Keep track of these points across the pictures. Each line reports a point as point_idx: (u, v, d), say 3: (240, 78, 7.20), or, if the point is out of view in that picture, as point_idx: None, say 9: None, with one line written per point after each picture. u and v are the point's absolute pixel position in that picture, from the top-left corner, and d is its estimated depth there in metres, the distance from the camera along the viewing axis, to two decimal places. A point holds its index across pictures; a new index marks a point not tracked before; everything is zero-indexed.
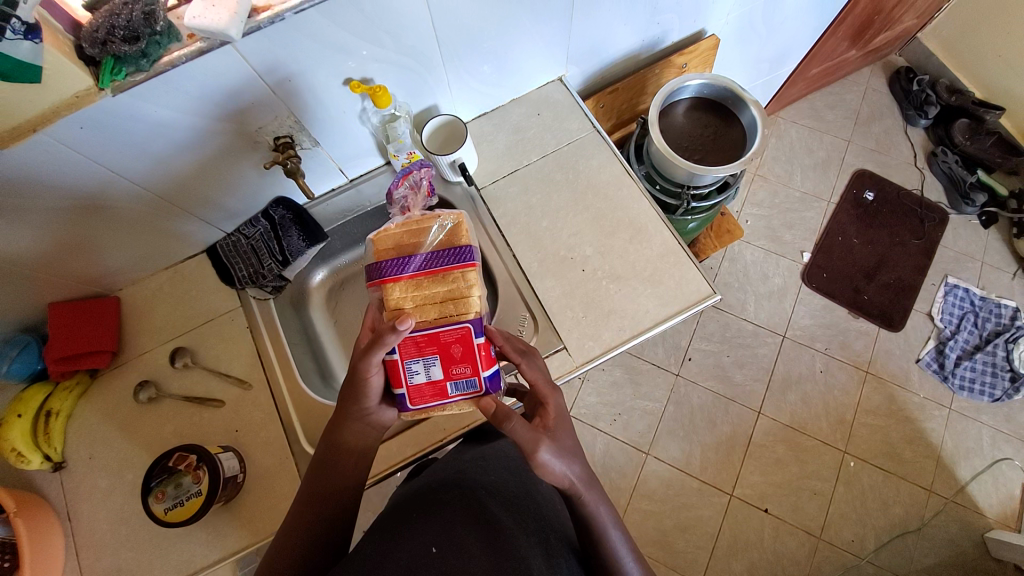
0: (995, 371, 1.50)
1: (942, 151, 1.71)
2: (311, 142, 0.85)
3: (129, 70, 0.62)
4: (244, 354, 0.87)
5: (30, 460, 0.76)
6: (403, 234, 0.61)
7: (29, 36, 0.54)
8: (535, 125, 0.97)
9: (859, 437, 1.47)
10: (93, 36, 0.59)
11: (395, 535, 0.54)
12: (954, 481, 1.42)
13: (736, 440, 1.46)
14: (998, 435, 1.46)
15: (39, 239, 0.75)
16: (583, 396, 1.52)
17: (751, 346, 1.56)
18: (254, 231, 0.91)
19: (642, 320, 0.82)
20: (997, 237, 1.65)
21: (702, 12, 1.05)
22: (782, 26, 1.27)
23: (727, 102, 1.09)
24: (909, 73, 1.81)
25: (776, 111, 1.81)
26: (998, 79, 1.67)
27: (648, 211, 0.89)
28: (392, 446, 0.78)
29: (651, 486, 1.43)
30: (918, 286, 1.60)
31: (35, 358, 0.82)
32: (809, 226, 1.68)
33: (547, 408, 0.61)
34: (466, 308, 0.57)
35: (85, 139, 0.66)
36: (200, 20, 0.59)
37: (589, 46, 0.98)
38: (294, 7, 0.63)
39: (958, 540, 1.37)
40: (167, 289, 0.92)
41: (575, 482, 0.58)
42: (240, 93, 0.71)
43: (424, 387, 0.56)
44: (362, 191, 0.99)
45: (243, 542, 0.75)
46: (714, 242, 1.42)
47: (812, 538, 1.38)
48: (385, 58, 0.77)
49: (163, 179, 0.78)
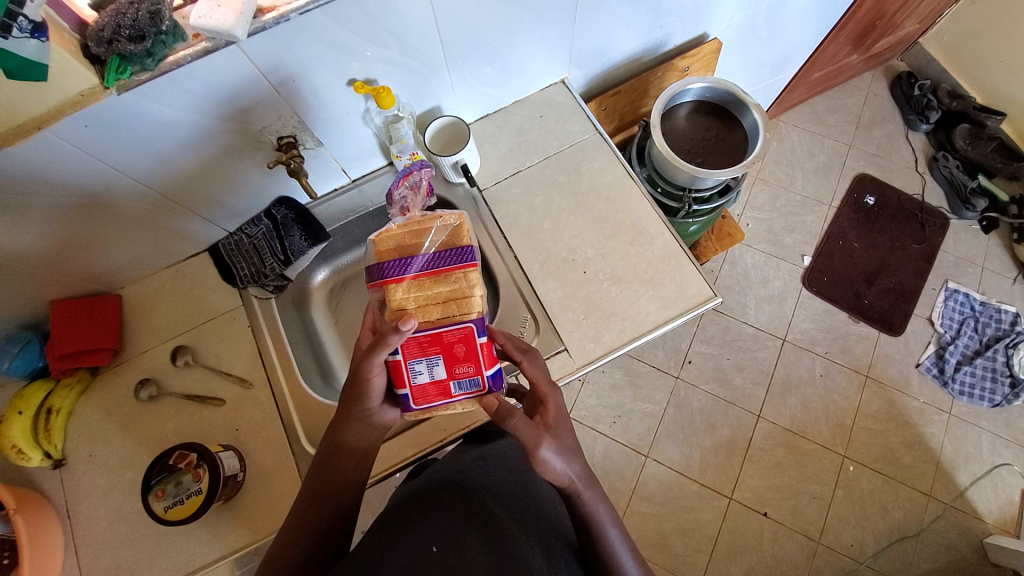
0: (995, 376, 1.50)
1: (943, 156, 1.71)
2: (314, 142, 0.85)
3: (135, 69, 0.62)
4: (245, 353, 0.87)
5: (31, 457, 0.76)
6: (405, 234, 0.61)
7: (35, 35, 0.55)
8: (538, 127, 0.97)
9: (858, 441, 1.47)
10: (99, 35, 0.59)
11: (396, 535, 0.55)
12: (954, 486, 1.42)
13: (735, 443, 1.46)
14: (998, 440, 1.46)
15: (42, 236, 0.75)
16: (583, 398, 1.52)
17: (751, 349, 1.56)
18: (256, 230, 0.91)
19: (643, 322, 0.82)
20: (997, 243, 1.65)
21: (704, 15, 1.06)
22: (783, 30, 1.28)
23: (728, 105, 1.09)
24: (910, 78, 1.81)
25: (778, 115, 1.82)
26: (999, 85, 1.67)
27: (649, 213, 0.89)
28: (392, 446, 0.78)
29: (650, 489, 1.43)
30: (918, 290, 1.60)
31: (36, 355, 0.82)
32: (810, 230, 1.69)
33: (548, 406, 0.61)
34: (468, 308, 0.57)
35: (89, 138, 0.66)
36: (206, 20, 0.60)
37: (591, 49, 0.99)
38: (299, 7, 0.63)
39: (957, 545, 1.37)
40: (169, 288, 0.92)
41: (574, 481, 0.58)
42: (244, 92, 0.71)
43: (427, 387, 0.57)
44: (364, 191, 0.99)
45: (242, 541, 0.75)
46: (715, 245, 1.42)
47: (812, 542, 1.38)
48: (388, 59, 0.78)
49: (166, 178, 0.78)
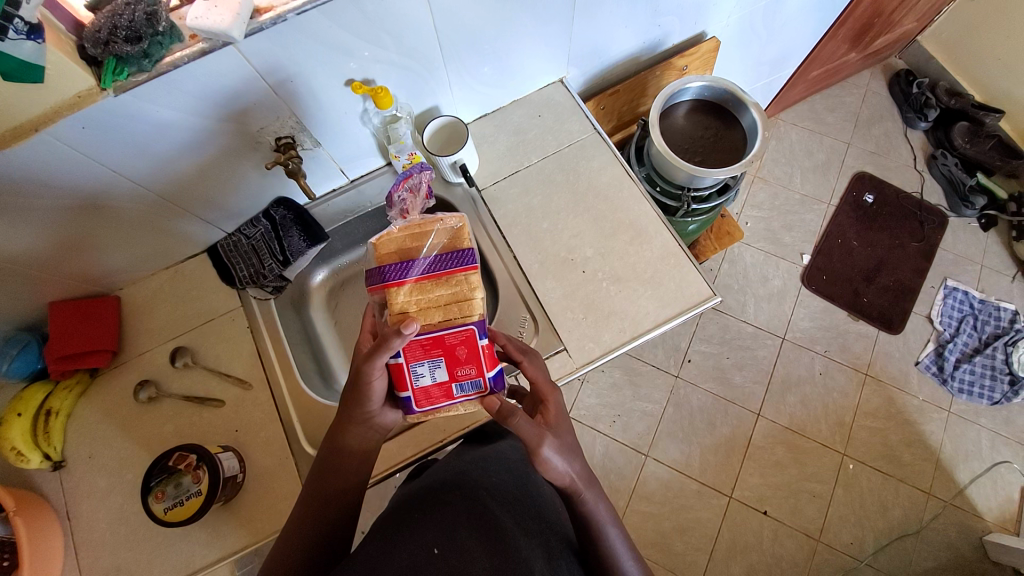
0: (994, 374, 1.50)
1: (942, 154, 1.71)
2: (312, 142, 0.85)
3: (132, 70, 0.62)
4: (244, 354, 0.87)
5: (30, 459, 0.76)
6: (405, 238, 0.60)
7: (32, 36, 0.55)
8: (536, 126, 0.97)
9: (858, 439, 1.47)
10: (95, 36, 0.59)
11: (397, 536, 0.55)
12: (954, 484, 1.42)
13: (735, 442, 1.47)
14: (997, 438, 1.46)
15: (40, 239, 0.75)
16: (583, 397, 1.52)
17: (750, 348, 1.56)
18: (255, 231, 0.92)
19: (642, 322, 0.82)
20: (996, 241, 1.65)
21: (703, 14, 1.06)
22: (782, 29, 1.28)
23: (727, 104, 1.09)
24: (909, 76, 1.81)
25: (777, 114, 1.82)
26: (997, 83, 1.67)
27: (648, 212, 0.89)
28: (392, 447, 0.78)
29: (650, 488, 1.43)
30: (917, 288, 1.60)
31: (36, 356, 0.82)
32: (809, 228, 1.69)
33: (548, 405, 0.61)
34: (470, 310, 0.56)
35: (86, 140, 0.66)
36: (202, 21, 0.59)
37: (589, 49, 0.99)
38: (296, 8, 0.63)
39: (956, 543, 1.38)
40: (168, 290, 0.92)
41: (575, 480, 0.58)
42: (242, 93, 0.71)
43: (430, 389, 0.57)
44: (362, 192, 0.99)
45: (242, 543, 0.75)
46: (715, 244, 1.42)
47: (811, 541, 1.38)
48: (386, 58, 0.77)
49: (164, 179, 0.78)
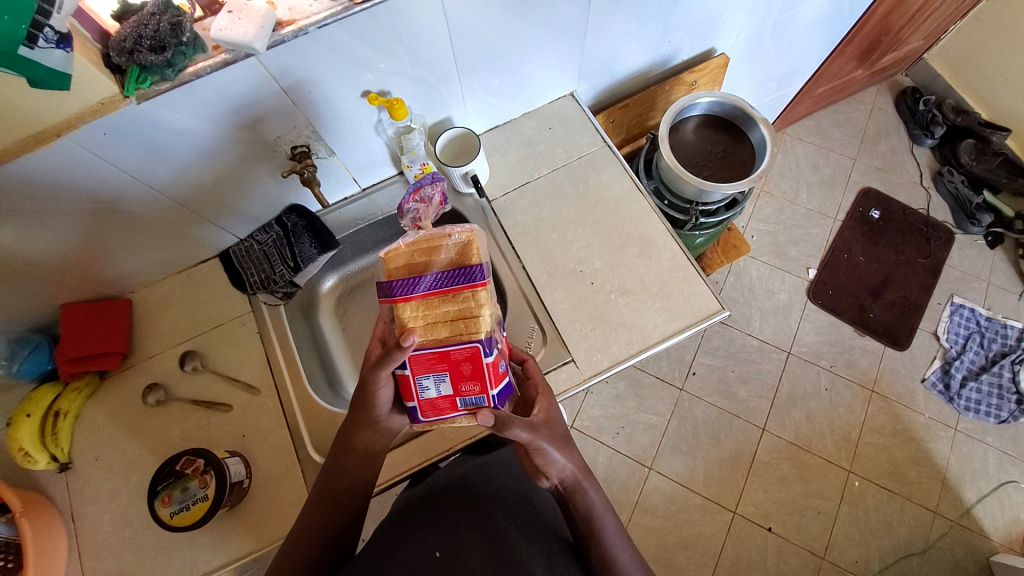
0: (1001, 393, 1.49)
1: (948, 171, 1.72)
2: (327, 151, 0.86)
3: (154, 79, 0.63)
4: (253, 358, 0.88)
5: (37, 460, 0.76)
6: (414, 252, 0.60)
7: (61, 45, 0.56)
8: (546, 139, 0.98)
9: (863, 456, 1.46)
10: (120, 45, 0.61)
11: (401, 538, 0.55)
12: (960, 503, 1.41)
13: (739, 457, 1.46)
14: (1004, 457, 1.45)
15: (56, 242, 0.76)
16: (586, 408, 1.52)
17: (755, 361, 1.56)
18: (266, 237, 0.94)
19: (651, 334, 0.83)
20: (1003, 258, 1.65)
21: (712, 29, 1.07)
22: (792, 45, 1.29)
23: (737, 120, 1.10)
24: (915, 94, 1.83)
25: (782, 129, 1.83)
26: (1004, 100, 1.68)
27: (657, 226, 0.90)
28: (398, 455, 0.77)
29: (653, 502, 1.42)
30: (924, 305, 1.60)
31: (46, 357, 0.83)
32: (815, 242, 1.69)
33: (537, 403, 0.61)
34: (475, 328, 0.55)
35: (108, 146, 0.67)
36: (226, 33, 0.61)
37: (601, 64, 1.00)
38: (317, 22, 0.65)
39: (962, 563, 1.36)
40: (180, 293, 0.93)
41: (574, 474, 0.60)
42: (258, 100, 0.72)
43: (435, 401, 0.57)
44: (375, 200, 1.00)
45: (246, 549, 0.74)
46: (720, 257, 1.42)
47: (816, 558, 1.36)
48: (402, 71, 0.79)
49: (180, 184, 0.79)
